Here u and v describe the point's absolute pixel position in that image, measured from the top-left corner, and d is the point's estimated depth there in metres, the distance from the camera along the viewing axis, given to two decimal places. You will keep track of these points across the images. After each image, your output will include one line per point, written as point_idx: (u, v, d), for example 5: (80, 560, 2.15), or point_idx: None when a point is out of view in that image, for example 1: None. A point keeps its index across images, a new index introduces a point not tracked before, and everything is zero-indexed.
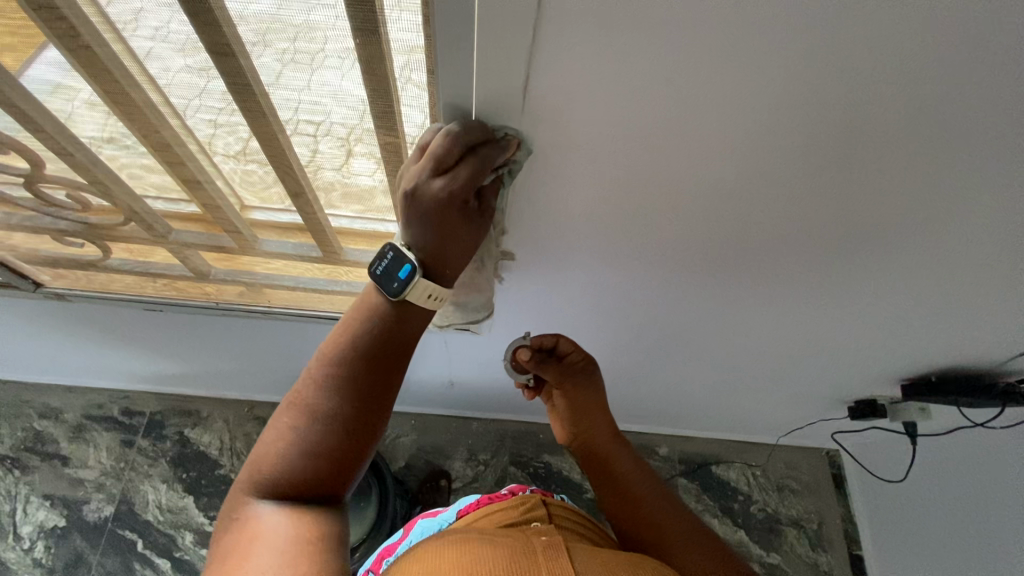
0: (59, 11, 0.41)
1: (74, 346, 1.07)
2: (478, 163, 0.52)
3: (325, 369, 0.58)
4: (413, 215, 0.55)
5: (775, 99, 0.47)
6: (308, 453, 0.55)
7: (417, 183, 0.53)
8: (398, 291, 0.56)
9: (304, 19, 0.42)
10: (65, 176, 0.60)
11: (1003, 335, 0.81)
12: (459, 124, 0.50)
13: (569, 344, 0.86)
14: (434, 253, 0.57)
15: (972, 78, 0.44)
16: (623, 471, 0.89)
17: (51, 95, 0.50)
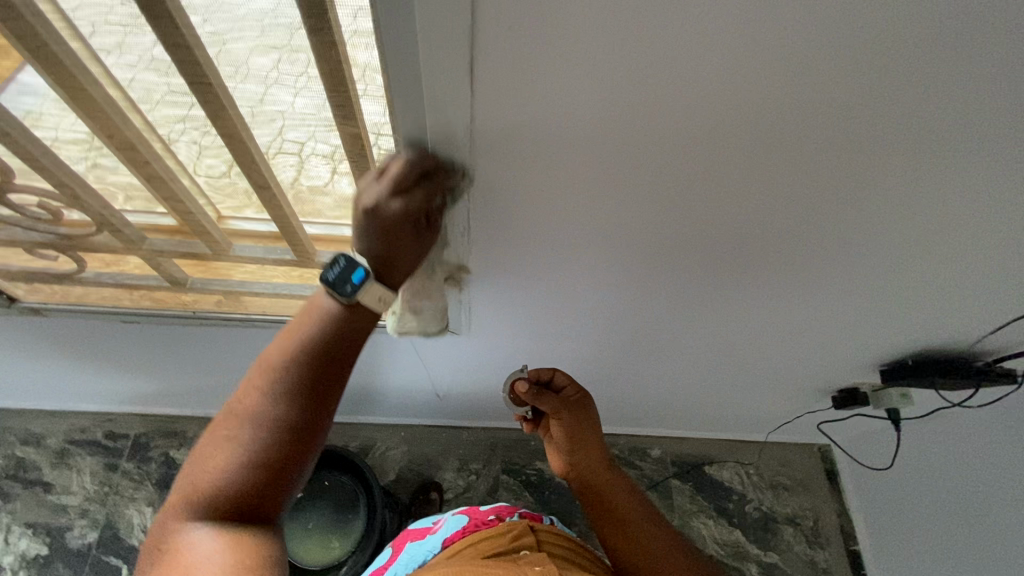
0: (18, 12, 0.42)
1: (53, 367, 1.06)
2: (429, 190, 0.56)
3: (269, 373, 0.53)
4: (365, 227, 0.54)
5: (726, 81, 0.47)
6: (242, 471, 0.50)
7: (376, 201, 0.54)
8: (349, 296, 0.53)
9: (255, 10, 0.43)
10: (33, 186, 0.60)
11: (974, 315, 0.82)
12: (415, 154, 0.54)
13: (563, 376, 0.86)
14: (384, 262, 0.56)
15: (913, 57, 0.45)
16: (620, 496, 0.89)
17: (17, 102, 0.50)
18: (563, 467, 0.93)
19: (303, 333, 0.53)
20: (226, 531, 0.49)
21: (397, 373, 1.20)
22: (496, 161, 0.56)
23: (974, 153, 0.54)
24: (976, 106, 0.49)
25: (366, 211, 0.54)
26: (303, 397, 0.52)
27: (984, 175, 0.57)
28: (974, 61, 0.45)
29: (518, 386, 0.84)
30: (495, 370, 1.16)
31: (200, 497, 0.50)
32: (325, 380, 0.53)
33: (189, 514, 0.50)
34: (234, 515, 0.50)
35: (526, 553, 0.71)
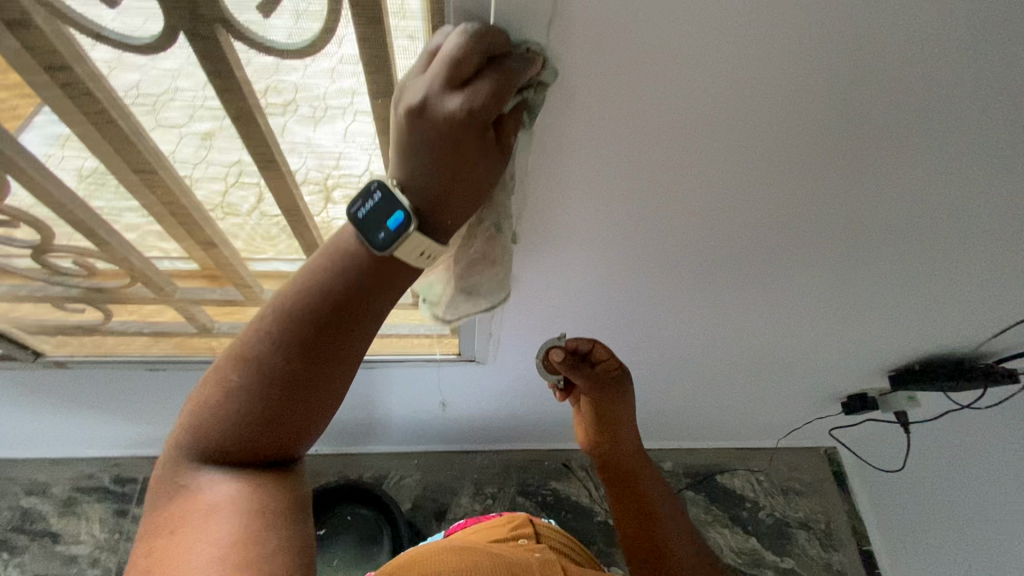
0: (87, 89, 0.42)
1: (67, 418, 1.04)
2: (504, 76, 0.40)
3: (269, 325, 0.44)
4: (413, 137, 0.41)
5: (759, 122, 0.50)
6: (240, 425, 0.45)
7: (426, 97, 0.40)
8: (384, 246, 0.42)
9: (323, 86, 0.43)
10: (75, 245, 0.61)
11: (977, 321, 0.87)
12: (478, 27, 0.39)
13: (607, 351, 0.81)
14: (438, 194, 0.43)
15: (928, 93, 0.49)
16: (638, 483, 0.91)
17: (66, 169, 0.50)
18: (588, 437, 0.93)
19: (311, 281, 0.44)
20: (241, 476, 0.46)
21: (414, 402, 1.20)
22: (540, 202, 0.59)
23: (976, 173, 0.59)
24: (979, 132, 0.53)
25: (410, 111, 0.40)
26: (310, 358, 0.44)
27: (983, 192, 0.61)
28: (979, 92, 0.49)
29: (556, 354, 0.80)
30: (514, 394, 1.17)
31: (203, 442, 0.46)
32: (332, 339, 0.44)
33: (194, 455, 0.47)
34: (240, 460, 0.46)
35: (524, 540, 0.71)
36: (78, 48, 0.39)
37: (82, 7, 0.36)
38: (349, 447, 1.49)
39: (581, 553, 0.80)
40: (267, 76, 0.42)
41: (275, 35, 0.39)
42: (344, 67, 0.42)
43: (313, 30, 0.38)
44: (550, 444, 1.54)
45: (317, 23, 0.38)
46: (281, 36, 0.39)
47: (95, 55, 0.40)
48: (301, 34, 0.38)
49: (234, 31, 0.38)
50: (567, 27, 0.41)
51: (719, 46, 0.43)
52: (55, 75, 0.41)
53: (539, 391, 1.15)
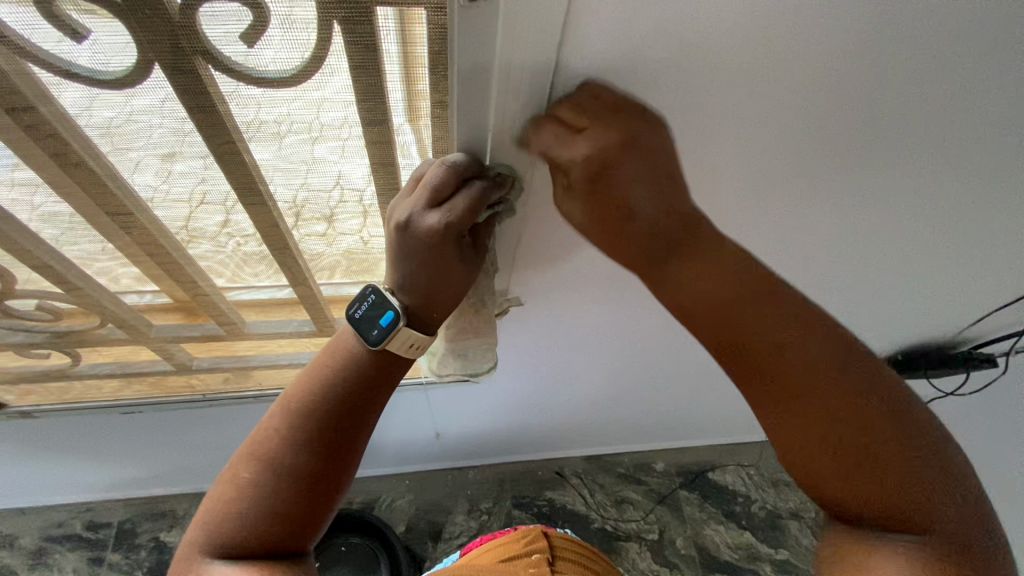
0: (53, 128, 0.39)
1: (31, 466, 0.97)
2: (479, 194, 0.45)
3: (284, 414, 0.49)
4: (400, 247, 0.46)
5: (764, 135, 0.49)
6: (255, 514, 0.46)
7: (410, 215, 0.45)
8: (377, 342, 0.48)
9: (311, 115, 0.41)
10: (37, 287, 0.56)
11: (955, 314, 0.89)
12: (454, 157, 0.45)
13: (612, 95, 0.40)
14: (423, 292, 0.50)
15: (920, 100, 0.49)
16: (774, 346, 0.40)
17: (26, 210, 0.46)
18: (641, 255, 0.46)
19: (321, 370, 0.50)
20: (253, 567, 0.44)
21: (404, 424, 1.17)
22: (540, 226, 0.56)
23: (963, 175, 0.59)
24: (975, 132, 0.53)
25: (397, 226, 0.45)
26: (327, 438, 0.48)
27: (973, 189, 0.62)
28: (981, 93, 0.48)
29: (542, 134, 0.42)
30: (508, 409, 1.15)
31: (214, 538, 0.46)
32: (346, 420, 0.49)
33: (205, 554, 0.45)
34: (254, 551, 0.46)
35: (539, 557, 0.69)
36: (42, 86, 0.36)
37: (44, 41, 0.33)
38: None
39: (600, 563, 0.78)
40: (251, 109, 0.40)
41: (261, 62, 0.36)
42: (331, 95, 0.40)
43: (301, 58, 0.36)
44: (543, 454, 1.52)
45: (306, 50, 0.36)
46: (267, 62, 0.36)
47: (62, 92, 0.37)
48: (289, 61, 0.36)
49: (216, 61, 0.35)
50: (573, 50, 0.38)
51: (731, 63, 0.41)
52: (20, 117, 0.38)
53: (533, 403, 1.13)
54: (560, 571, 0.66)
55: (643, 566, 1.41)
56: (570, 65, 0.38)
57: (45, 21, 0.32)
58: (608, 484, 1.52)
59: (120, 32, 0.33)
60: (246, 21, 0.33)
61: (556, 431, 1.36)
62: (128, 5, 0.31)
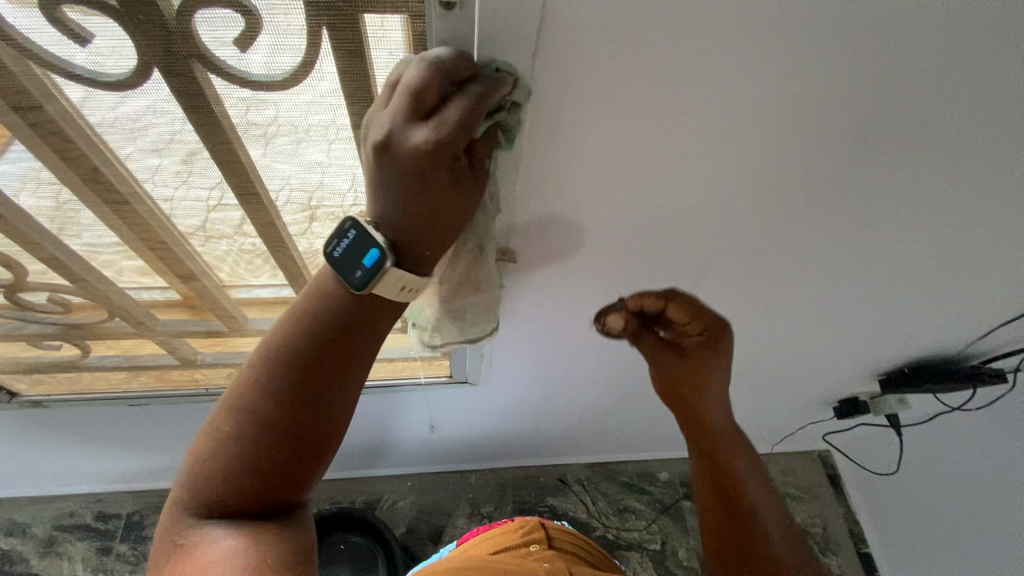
0: (62, 129, 0.41)
1: (44, 455, 1.00)
2: (470, 105, 0.39)
3: (266, 370, 0.48)
4: (382, 169, 0.42)
5: (742, 129, 0.51)
6: (242, 466, 0.47)
7: (392, 132, 0.39)
8: (361, 285, 0.45)
9: (305, 119, 0.43)
10: (48, 280, 0.59)
11: (960, 324, 0.88)
12: (438, 55, 0.39)
13: (693, 307, 0.66)
14: (417, 216, 0.45)
15: (898, 103, 0.50)
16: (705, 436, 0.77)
17: (37, 204, 0.49)
18: (676, 390, 0.74)
19: (301, 321, 0.49)
20: (241, 529, 0.46)
21: (405, 424, 1.18)
22: (529, 218, 0.58)
23: (951, 178, 0.60)
24: (958, 133, 0.54)
25: (376, 146, 0.40)
26: (303, 396, 0.48)
27: (965, 193, 0.62)
28: (960, 93, 0.49)
29: (611, 323, 0.71)
30: (508, 413, 1.15)
31: (203, 490, 0.47)
32: (329, 374, 0.49)
33: (190, 506, 0.48)
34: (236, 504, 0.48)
35: (536, 547, 0.69)
36: (49, 87, 0.38)
37: (49, 44, 0.35)
38: (341, 472, 1.46)
39: (598, 556, 0.78)
40: (243, 112, 0.41)
41: (252, 67, 0.38)
42: (325, 99, 0.41)
43: (292, 64, 0.38)
44: (545, 459, 1.52)
45: (296, 57, 0.37)
46: (258, 67, 0.38)
47: (65, 92, 0.39)
48: (280, 67, 0.38)
49: (212, 66, 0.37)
50: (548, 49, 0.40)
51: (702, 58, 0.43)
52: (29, 116, 0.40)
53: (533, 408, 1.14)
54: (568, 564, 0.65)
55: None
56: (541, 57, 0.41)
57: (51, 26, 0.34)
58: (611, 493, 1.51)
59: (120, 36, 0.35)
60: (238, 27, 0.35)
61: (557, 437, 1.36)
62: (126, 10, 0.34)
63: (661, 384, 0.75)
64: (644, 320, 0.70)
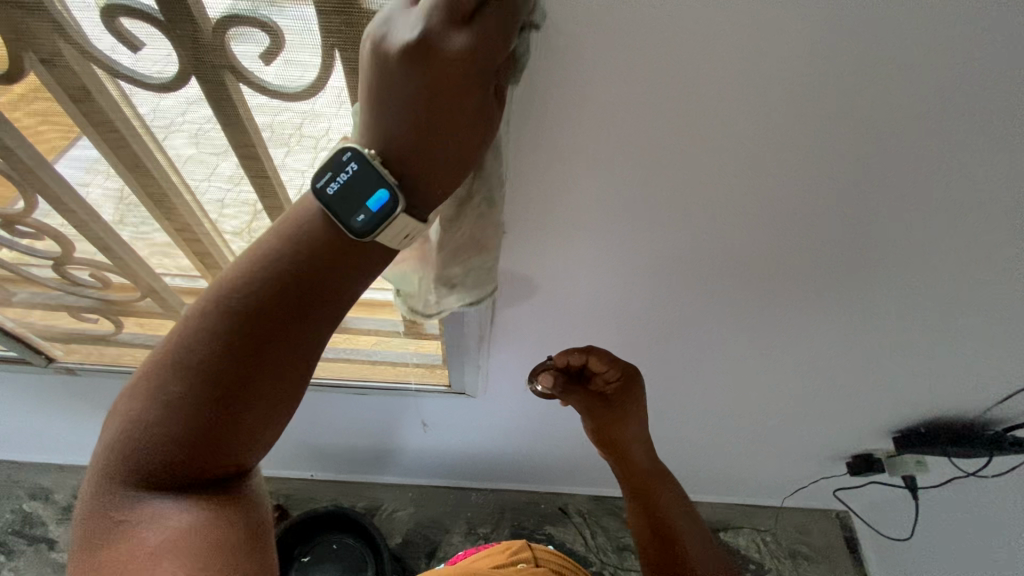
0: (111, 120, 0.49)
1: (73, 424, 1.07)
2: (497, 22, 0.36)
3: (207, 319, 0.47)
4: (403, 78, 0.38)
5: (728, 166, 0.52)
6: (174, 428, 0.47)
7: (427, 36, 0.36)
8: (360, 230, 0.43)
9: (321, 127, 0.49)
10: (91, 256, 0.66)
11: (976, 384, 0.85)
12: None
13: (605, 357, 0.72)
14: (420, 154, 0.43)
15: (880, 153, 0.51)
16: (633, 473, 0.83)
17: (84, 184, 0.56)
18: (604, 435, 0.81)
19: (246, 274, 0.47)
20: (181, 500, 0.47)
21: (407, 433, 1.20)
22: (520, 232, 0.61)
23: (949, 232, 0.59)
24: (947, 187, 0.54)
25: (403, 49, 0.37)
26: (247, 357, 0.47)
27: (969, 247, 0.61)
28: (949, 146, 0.50)
29: (541, 382, 0.75)
30: (508, 433, 1.16)
31: (132, 454, 0.47)
32: (271, 330, 0.47)
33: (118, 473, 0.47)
34: (165, 477, 0.47)
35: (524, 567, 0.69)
36: (102, 83, 0.45)
37: (104, 48, 0.42)
38: (345, 476, 1.49)
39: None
40: (266, 114, 0.48)
41: (270, 78, 0.44)
42: (339, 112, 0.47)
43: (310, 77, 0.44)
44: (547, 486, 1.50)
45: (314, 69, 0.43)
46: (273, 79, 0.44)
47: (119, 90, 0.46)
48: (301, 79, 0.44)
49: (240, 75, 0.44)
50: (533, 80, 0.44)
51: (684, 94, 0.46)
52: (82, 106, 0.48)
53: (533, 431, 1.14)
54: None
55: None
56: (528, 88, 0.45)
57: (107, 32, 0.41)
58: (612, 529, 1.48)
59: (164, 45, 0.42)
60: (266, 43, 0.42)
61: (558, 464, 1.35)
62: (170, 23, 0.40)
63: (593, 431, 0.81)
64: (569, 375, 0.76)
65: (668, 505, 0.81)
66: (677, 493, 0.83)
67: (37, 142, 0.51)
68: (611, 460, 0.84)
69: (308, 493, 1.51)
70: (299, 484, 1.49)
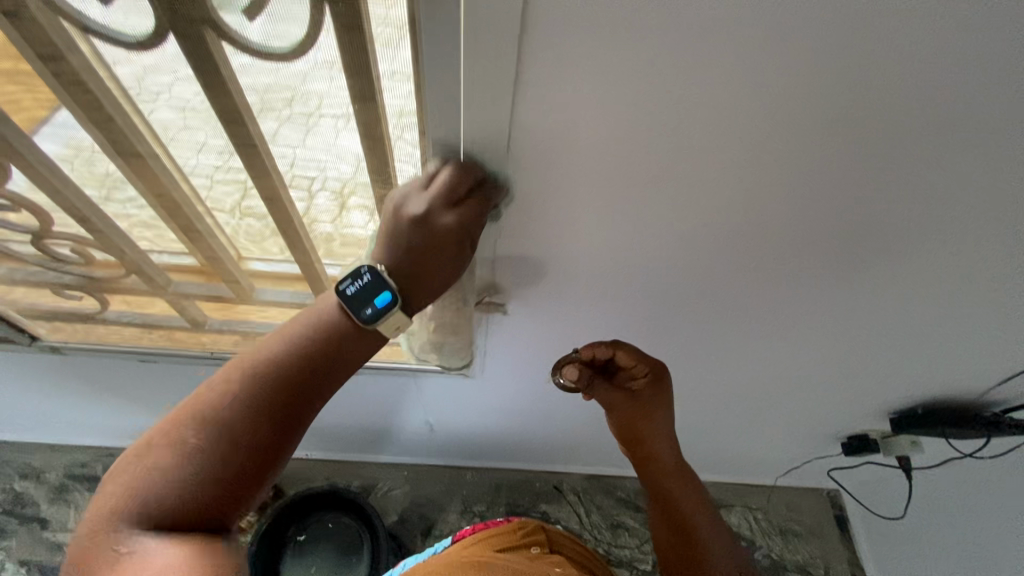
0: (81, 79, 0.45)
1: (62, 403, 1.05)
2: (475, 206, 0.53)
3: (238, 375, 0.53)
4: (410, 237, 0.54)
5: (744, 144, 0.50)
6: (191, 473, 0.48)
7: (427, 210, 0.52)
8: (368, 321, 0.54)
9: (310, 89, 0.46)
10: (72, 232, 0.63)
11: (977, 367, 0.84)
12: (465, 161, 0.51)
13: (633, 354, 0.72)
14: (411, 275, 0.55)
15: (903, 130, 0.48)
16: (655, 469, 0.81)
17: (58, 151, 0.53)
18: (626, 432, 0.79)
19: (282, 340, 0.55)
20: (179, 537, 0.46)
21: (402, 412, 1.19)
22: (522, 211, 0.58)
23: (967, 212, 0.57)
24: (970, 166, 0.52)
25: (410, 219, 0.53)
26: (275, 407, 0.52)
27: (985, 228, 0.59)
28: (977, 122, 0.47)
29: (565, 375, 0.73)
30: (505, 412, 1.15)
31: (140, 501, 0.47)
32: (297, 390, 0.53)
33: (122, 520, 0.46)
34: (172, 521, 0.46)
35: (537, 551, 0.68)
36: (71, 37, 0.42)
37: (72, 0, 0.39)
38: (340, 455, 1.49)
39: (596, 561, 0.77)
40: (250, 77, 0.45)
41: (255, 36, 0.41)
42: (329, 72, 0.44)
43: (299, 33, 0.41)
44: (542, 465, 1.51)
45: (301, 24, 0.40)
46: (258, 37, 0.41)
47: (89, 46, 0.43)
48: (289, 35, 0.41)
49: (221, 31, 0.41)
50: (540, 45, 0.41)
51: (701, 64, 0.42)
52: (49, 64, 0.44)
53: (530, 410, 1.13)
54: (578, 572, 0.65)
55: None
56: (534, 55, 0.42)
57: None
58: (606, 507, 1.49)
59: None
60: None
61: (554, 444, 1.35)
62: None
63: (615, 425, 0.80)
64: (594, 368, 0.75)
65: (689, 504, 0.81)
66: (697, 492, 0.82)
67: (8, 107, 0.48)
68: (630, 454, 0.83)
69: (303, 472, 1.50)
70: (294, 463, 1.49)
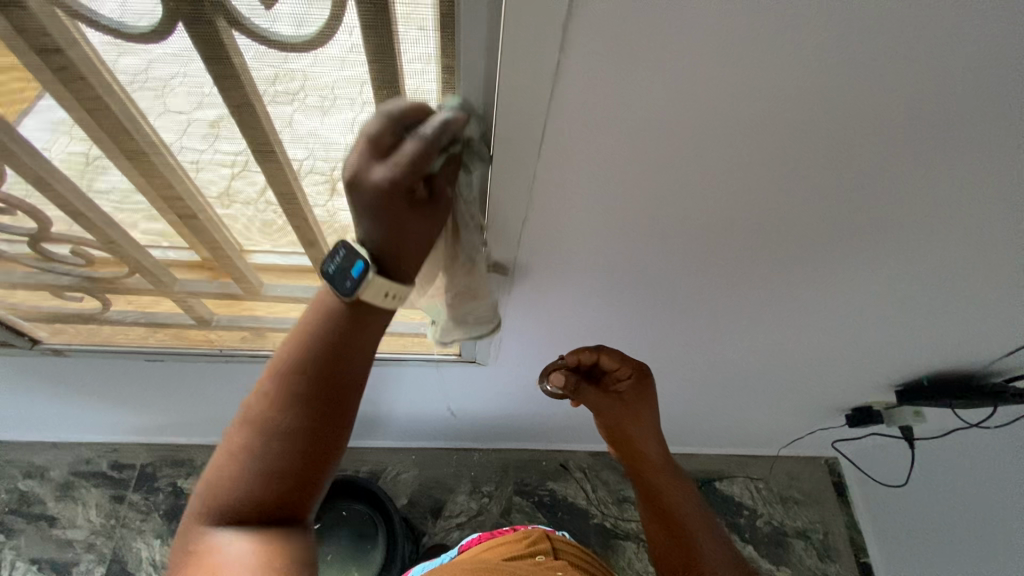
0: (80, 72, 0.43)
1: (65, 403, 1.03)
2: (413, 149, 0.42)
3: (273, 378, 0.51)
4: (356, 205, 0.45)
5: (776, 126, 0.48)
6: (253, 473, 0.49)
7: (356, 170, 0.43)
8: (350, 291, 0.48)
9: (327, 79, 0.44)
10: (71, 232, 0.61)
11: (985, 339, 0.86)
12: (394, 105, 0.43)
13: (618, 356, 0.73)
14: (387, 245, 0.48)
15: (935, 108, 0.48)
16: (643, 468, 0.83)
17: (54, 148, 0.50)
18: (613, 432, 0.81)
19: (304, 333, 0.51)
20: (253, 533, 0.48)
21: (411, 400, 1.19)
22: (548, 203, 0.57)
23: (990, 188, 0.57)
24: (997, 143, 0.51)
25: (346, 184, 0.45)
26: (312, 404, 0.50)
27: (1006, 204, 0.59)
28: (1010, 96, 0.47)
29: (553, 380, 0.74)
30: (514, 396, 1.15)
31: (218, 503, 0.49)
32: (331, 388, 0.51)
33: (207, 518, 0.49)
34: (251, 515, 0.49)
35: (544, 559, 0.68)
36: (70, 29, 0.39)
37: None
38: None
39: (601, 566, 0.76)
40: (265, 65, 0.42)
41: (283, 26, 0.39)
42: (349, 58, 0.42)
43: (324, 16, 0.39)
44: (548, 444, 1.52)
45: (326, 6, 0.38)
46: (287, 27, 0.39)
47: (85, 37, 0.40)
48: (312, 18, 0.39)
49: (235, 20, 0.39)
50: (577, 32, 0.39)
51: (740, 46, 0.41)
52: (48, 57, 0.42)
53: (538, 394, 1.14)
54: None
55: (639, 566, 1.42)
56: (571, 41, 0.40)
57: None
58: (612, 482, 1.52)
59: None
60: None
61: (561, 424, 1.36)
62: None
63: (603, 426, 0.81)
64: (580, 373, 0.76)
65: (683, 503, 0.82)
66: (689, 490, 0.84)
67: None
68: (620, 455, 0.85)
69: None
70: None
